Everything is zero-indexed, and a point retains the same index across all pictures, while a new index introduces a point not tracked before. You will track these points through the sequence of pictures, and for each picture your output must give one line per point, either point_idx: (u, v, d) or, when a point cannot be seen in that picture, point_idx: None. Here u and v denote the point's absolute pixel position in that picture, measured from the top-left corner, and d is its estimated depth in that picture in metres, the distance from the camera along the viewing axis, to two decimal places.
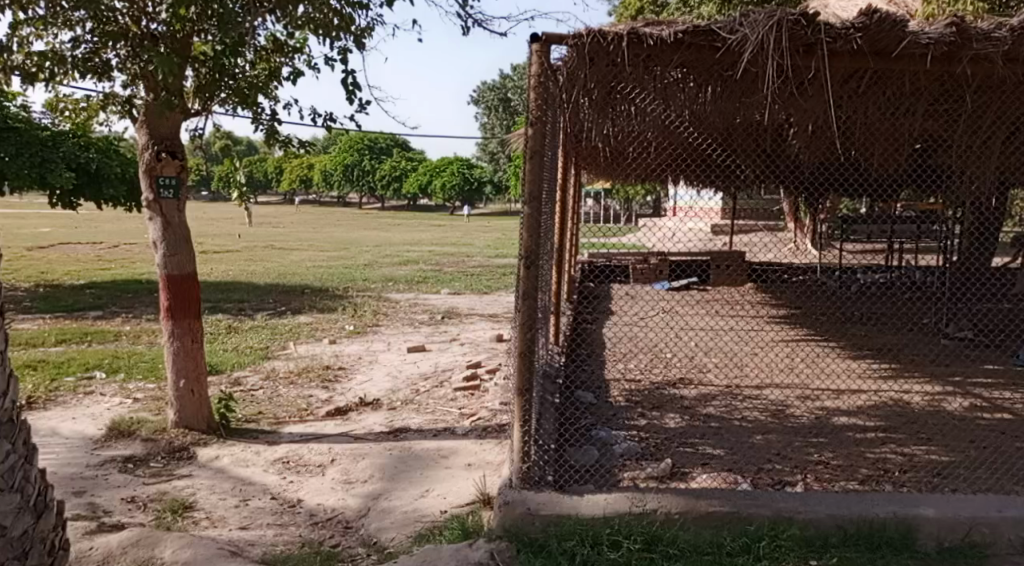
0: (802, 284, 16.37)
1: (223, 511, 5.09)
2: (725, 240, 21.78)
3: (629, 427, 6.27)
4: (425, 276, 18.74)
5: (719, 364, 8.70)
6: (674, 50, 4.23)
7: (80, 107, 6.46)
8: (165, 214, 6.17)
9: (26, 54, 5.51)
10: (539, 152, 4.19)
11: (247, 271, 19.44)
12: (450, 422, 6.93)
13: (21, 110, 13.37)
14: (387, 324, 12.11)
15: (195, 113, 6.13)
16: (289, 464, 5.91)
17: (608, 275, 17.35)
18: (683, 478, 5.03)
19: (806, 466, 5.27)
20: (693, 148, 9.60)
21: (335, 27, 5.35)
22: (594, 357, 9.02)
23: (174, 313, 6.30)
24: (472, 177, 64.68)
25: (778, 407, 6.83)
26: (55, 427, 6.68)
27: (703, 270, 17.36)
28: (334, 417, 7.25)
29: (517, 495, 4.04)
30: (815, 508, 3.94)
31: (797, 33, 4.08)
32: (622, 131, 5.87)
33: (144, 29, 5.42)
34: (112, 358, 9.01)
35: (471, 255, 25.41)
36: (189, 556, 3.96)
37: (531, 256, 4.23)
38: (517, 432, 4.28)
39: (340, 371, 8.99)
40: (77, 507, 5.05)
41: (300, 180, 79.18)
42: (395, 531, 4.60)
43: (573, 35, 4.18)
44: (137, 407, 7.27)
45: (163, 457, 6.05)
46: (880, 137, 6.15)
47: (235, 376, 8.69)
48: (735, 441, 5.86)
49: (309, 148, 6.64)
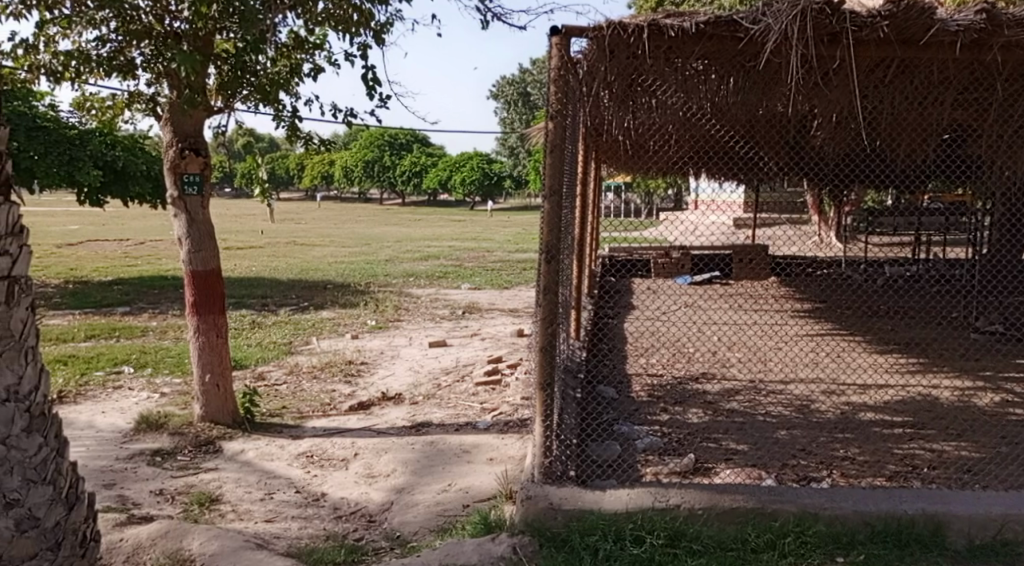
0: (826, 277, 16.24)
1: (250, 504, 5.15)
2: (747, 232, 21.67)
3: (651, 422, 6.27)
4: (445, 272, 18.80)
5: (742, 359, 8.65)
6: (695, 41, 4.22)
7: (106, 105, 6.53)
8: (189, 210, 6.24)
9: (52, 53, 5.61)
10: (560, 146, 4.22)
11: (271, 267, 19.66)
12: (471, 417, 6.98)
13: (49, 110, 13.58)
14: (409, 319, 12.19)
15: (218, 110, 6.21)
16: (313, 458, 5.97)
17: (628, 270, 17.21)
18: (706, 473, 5.03)
19: (832, 462, 5.23)
20: (715, 142, 9.53)
21: (354, 23, 5.36)
22: (616, 352, 9.01)
23: (198, 308, 6.38)
24: (491, 172, 64.54)
25: (804, 402, 6.78)
26: (88, 421, 6.79)
27: (725, 264, 17.24)
28: (356, 412, 7.32)
29: (539, 490, 4.06)
30: (841, 505, 3.91)
31: (822, 22, 4.03)
32: (643, 124, 5.88)
33: (167, 27, 5.48)
34: (139, 353, 9.14)
35: (489, 250, 25.48)
36: (218, 548, 4.00)
37: (551, 250, 4.24)
38: (539, 427, 4.30)
39: (362, 366, 9.06)
40: (107, 499, 5.11)
41: (321, 177, 79.74)
42: (419, 525, 4.64)
43: (592, 27, 4.18)
44: (165, 402, 7.36)
45: (190, 450, 6.13)
46: (909, 128, 6.09)
47: (259, 371, 8.79)
48: (759, 436, 5.83)
49: (330, 146, 6.69)
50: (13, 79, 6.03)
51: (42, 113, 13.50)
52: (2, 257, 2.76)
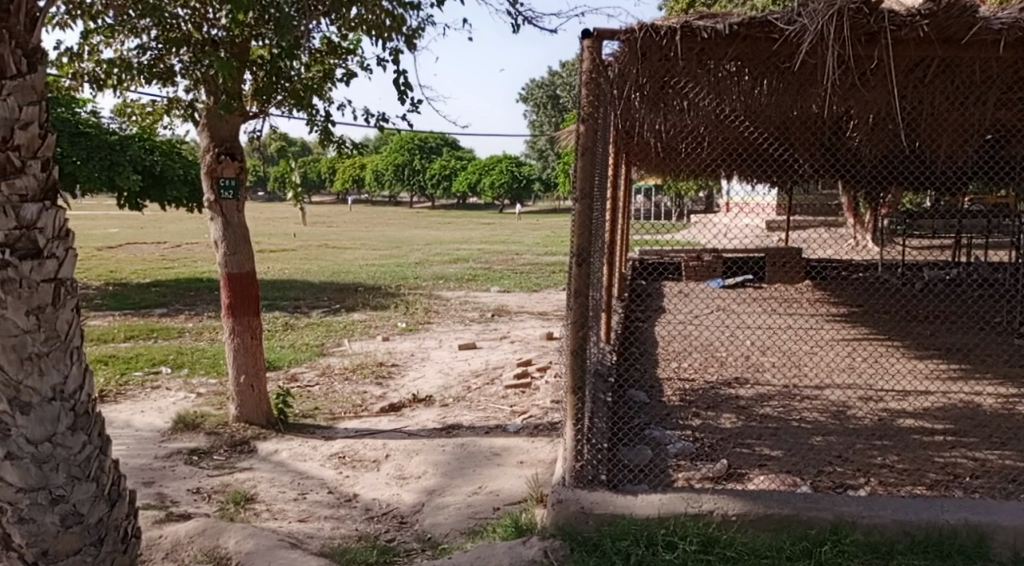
0: (862, 281, 16.02)
1: (283, 503, 5.21)
2: (780, 235, 21.46)
3: (683, 427, 6.23)
4: (474, 275, 18.87)
5: (777, 363, 8.56)
6: (729, 43, 4.20)
7: (146, 112, 6.66)
8: (225, 214, 6.34)
9: (96, 61, 5.74)
10: (591, 149, 4.23)
11: (304, 269, 19.91)
12: (501, 419, 7.00)
13: (91, 116, 13.90)
14: (439, 321, 12.26)
15: (254, 115, 6.31)
16: (345, 459, 6.03)
17: (659, 272, 17.15)
18: (739, 479, 5.00)
19: (870, 470, 5.16)
20: (748, 143, 9.45)
21: (386, 28, 5.39)
22: (647, 356, 8.97)
23: (233, 310, 6.47)
24: (521, 175, 64.66)
25: (839, 408, 6.70)
26: (127, 420, 6.92)
27: (758, 267, 17.10)
28: (387, 414, 7.38)
29: (570, 494, 4.06)
30: (880, 514, 3.86)
31: (860, 22, 3.98)
32: (675, 126, 5.86)
33: (205, 34, 5.57)
34: (176, 354, 9.31)
35: (519, 253, 25.54)
36: (253, 546, 4.06)
37: (583, 254, 4.24)
38: (569, 430, 4.32)
39: (393, 368, 9.13)
40: (146, 497, 5.21)
41: (352, 180, 80.45)
42: (450, 527, 4.66)
43: (624, 30, 4.17)
44: (201, 402, 7.49)
45: (225, 450, 6.23)
46: (947, 128, 5.99)
47: (292, 372, 8.90)
48: (794, 442, 5.77)
49: (363, 149, 6.76)
50: (58, 86, 6.19)
51: (84, 119, 13.82)
52: (49, 260, 2.84)
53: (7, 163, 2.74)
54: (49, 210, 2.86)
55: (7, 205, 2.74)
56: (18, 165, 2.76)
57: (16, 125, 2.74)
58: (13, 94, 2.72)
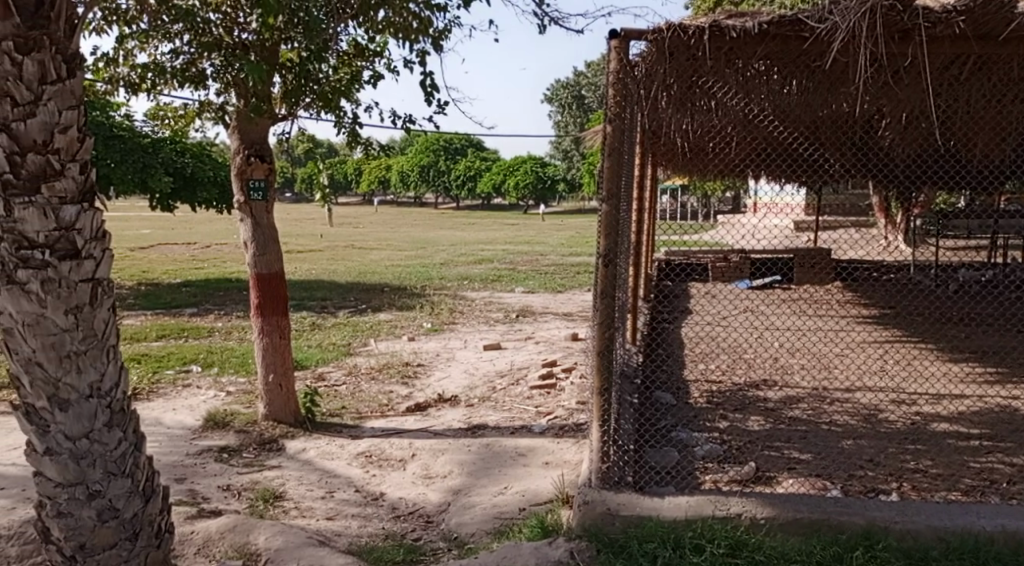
0: (893, 282, 15.80)
1: (312, 501, 5.26)
2: (809, 235, 21.25)
3: (710, 429, 6.20)
4: (500, 275, 18.90)
5: (806, 366, 8.48)
6: (758, 41, 4.17)
7: (178, 115, 6.75)
8: (255, 215, 6.41)
9: (130, 66, 5.84)
10: (618, 150, 4.22)
11: (331, 270, 20.06)
12: (527, 420, 7.00)
13: (124, 119, 14.13)
14: (464, 322, 12.29)
15: (282, 118, 6.37)
16: (371, 458, 6.07)
17: (685, 273, 17.05)
18: (768, 482, 4.96)
19: (903, 474, 5.09)
20: (778, 143, 9.37)
21: (414, 30, 5.43)
22: (674, 357, 8.93)
23: (262, 310, 6.54)
24: (546, 176, 64.61)
25: (871, 411, 6.62)
26: (158, 418, 7.02)
27: (786, 268, 16.94)
28: (413, 413, 7.41)
29: (596, 495, 4.06)
30: (914, 519, 3.81)
31: (893, 19, 3.94)
32: (702, 126, 5.83)
33: (235, 38, 5.66)
34: (207, 353, 9.42)
35: (544, 254, 25.52)
36: (282, 543, 4.10)
37: (610, 254, 4.22)
38: (596, 431, 4.33)
39: (419, 368, 9.17)
40: (179, 493, 5.29)
41: (378, 182, 80.93)
42: (476, 527, 4.68)
43: (651, 30, 4.16)
44: (231, 400, 7.58)
45: (255, 448, 6.30)
46: (981, 127, 5.89)
47: (320, 371, 8.97)
48: (823, 446, 5.72)
49: (389, 151, 6.81)
50: (93, 90, 6.30)
51: (118, 122, 14.05)
52: (87, 260, 2.90)
53: (47, 166, 2.80)
54: (87, 211, 2.92)
55: (47, 208, 2.80)
56: (57, 168, 2.82)
57: (56, 129, 2.80)
58: (52, 98, 2.78)
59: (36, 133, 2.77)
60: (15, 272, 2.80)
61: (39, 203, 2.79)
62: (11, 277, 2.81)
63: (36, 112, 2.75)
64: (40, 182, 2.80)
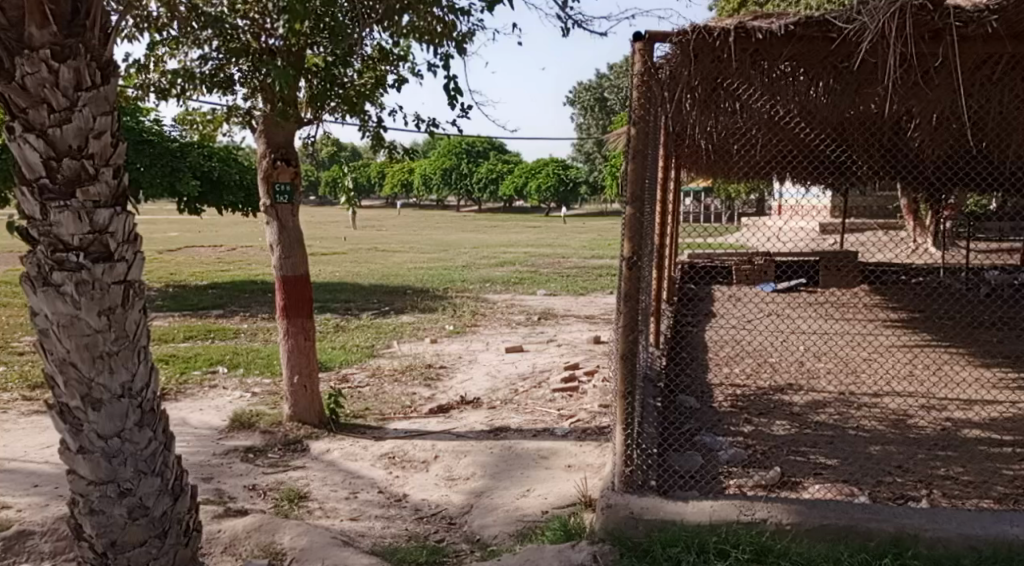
0: (921, 286, 15.59)
1: (336, 502, 5.29)
2: (835, 238, 21.03)
3: (735, 433, 6.16)
4: (522, 278, 18.89)
5: (832, 370, 8.39)
6: (785, 43, 4.16)
7: (206, 119, 6.83)
8: (281, 218, 6.46)
9: (160, 72, 5.92)
10: (643, 152, 4.21)
11: (354, 272, 20.18)
12: (549, 423, 7.00)
13: (153, 124, 14.33)
14: (486, 324, 12.30)
15: (308, 122, 6.43)
16: (394, 459, 6.10)
17: (709, 276, 16.95)
18: (794, 487, 4.92)
19: (932, 481, 5.02)
20: (804, 145, 9.30)
21: (438, 34, 5.46)
22: (698, 361, 8.88)
23: (288, 312, 6.60)
24: (567, 178, 64.50)
25: (899, 417, 6.54)
26: (185, 418, 7.11)
27: (812, 271, 16.78)
28: (436, 415, 7.44)
29: (620, 499, 4.06)
30: (944, 527, 3.75)
31: (923, 19, 3.91)
32: (726, 129, 5.80)
33: (263, 44, 5.74)
34: (233, 354, 9.52)
35: (566, 256, 25.49)
36: (307, 543, 4.13)
37: (635, 256, 4.22)
38: (619, 435, 4.27)
39: (442, 370, 9.19)
40: (206, 492, 5.35)
41: (401, 185, 81.30)
42: (499, 529, 4.68)
43: (676, 32, 4.15)
44: (256, 401, 7.65)
45: (280, 448, 6.35)
46: (1012, 129, 5.81)
47: (343, 373, 9.02)
48: (850, 451, 5.66)
49: (413, 155, 6.84)
50: (124, 96, 6.39)
51: (147, 127, 14.24)
52: (119, 263, 2.95)
53: (81, 171, 2.84)
54: (120, 215, 2.97)
55: (82, 211, 2.85)
56: (92, 173, 2.86)
57: (90, 135, 2.85)
58: (87, 105, 2.83)
59: (71, 139, 2.82)
60: (50, 274, 2.85)
61: (74, 206, 2.84)
62: (47, 279, 2.86)
63: (71, 118, 2.80)
64: (75, 186, 2.84)
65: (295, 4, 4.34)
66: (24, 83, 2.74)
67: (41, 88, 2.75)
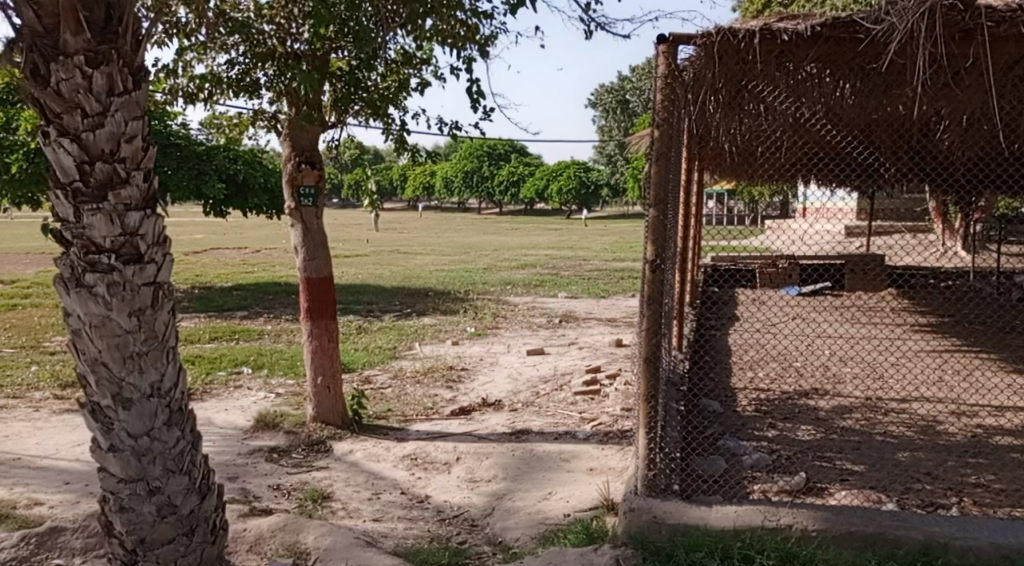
0: (950, 290, 15.37)
1: (358, 503, 5.31)
2: (861, 241, 20.80)
3: (759, 438, 6.11)
4: (543, 280, 18.87)
5: (858, 375, 8.29)
6: (811, 44, 4.13)
7: (233, 123, 6.90)
8: (305, 221, 6.50)
9: (188, 77, 5.99)
10: (666, 155, 4.19)
11: (376, 274, 20.27)
12: (571, 426, 6.98)
13: (181, 128, 14.52)
14: (508, 327, 12.30)
15: (332, 125, 6.46)
16: (417, 461, 6.11)
17: (732, 280, 16.79)
18: (819, 494, 4.87)
19: (963, 489, 4.95)
20: (830, 147, 9.21)
21: (461, 38, 5.47)
22: (721, 364, 8.82)
23: (312, 314, 6.64)
24: (589, 181, 64.31)
25: (928, 423, 6.44)
26: (210, 418, 7.18)
27: (837, 274, 16.62)
28: (457, 417, 7.45)
29: (643, 503, 4.04)
30: (975, 535, 3.69)
31: (954, 19, 3.86)
32: (750, 132, 5.75)
33: (288, 48, 5.77)
34: (257, 355, 9.60)
35: (587, 258, 25.43)
36: (330, 543, 4.15)
37: (658, 260, 4.20)
38: (643, 438, 4.26)
39: (463, 372, 9.20)
40: (231, 491, 5.40)
41: (422, 187, 81.56)
42: (520, 532, 4.68)
43: (701, 34, 4.14)
44: (280, 401, 7.71)
45: (303, 449, 6.39)
46: None
47: (366, 374, 9.06)
48: (877, 457, 5.59)
49: (435, 158, 6.86)
50: (153, 100, 6.47)
51: (174, 131, 14.42)
52: (149, 264, 2.99)
53: (113, 174, 2.88)
54: (150, 217, 3.01)
55: (113, 214, 2.89)
56: (123, 176, 2.90)
57: (122, 139, 2.89)
58: (119, 110, 2.87)
59: (103, 143, 2.86)
60: (83, 276, 2.89)
61: (106, 209, 2.88)
62: (79, 280, 2.90)
63: (103, 122, 2.84)
64: (107, 189, 2.88)
65: (320, 9, 4.36)
66: (58, 89, 2.79)
67: (75, 93, 2.79)
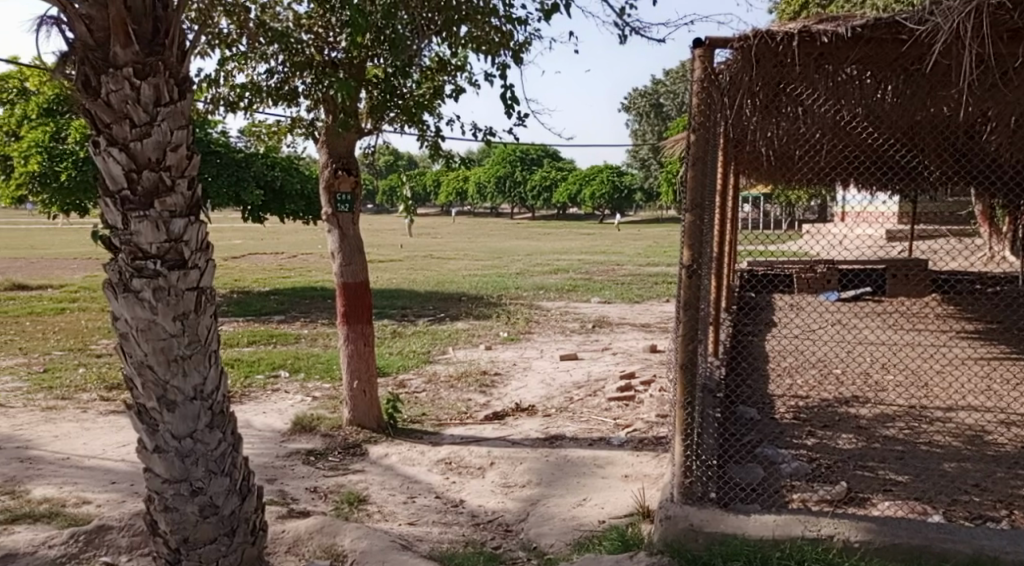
0: (994, 296, 15.01)
1: (394, 506, 5.34)
2: (902, 246, 20.40)
3: (797, 446, 6.02)
4: (575, 286, 18.81)
5: (899, 382, 8.14)
6: (851, 46, 4.10)
7: (271, 131, 7.00)
8: (342, 227, 6.56)
9: (229, 86, 6.09)
10: (703, 159, 4.15)
11: (410, 279, 20.38)
12: (606, 432, 6.94)
13: (221, 135, 14.79)
14: (541, 332, 12.28)
15: (368, 132, 6.52)
16: (451, 465, 6.12)
17: (768, 284, 16.35)
18: (861, 504, 4.78)
19: (1011, 501, 4.82)
20: (870, 150, 9.07)
21: (496, 44, 5.49)
22: (758, 371, 8.70)
23: (348, 318, 6.70)
24: (621, 185, 63.98)
25: (974, 432, 6.29)
26: (249, 420, 7.27)
27: (877, 279, 16.33)
28: (491, 422, 7.45)
29: (679, 511, 4.02)
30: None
31: (1001, 18, 3.80)
32: (788, 136, 5.70)
33: (326, 57, 5.85)
34: (294, 359, 9.70)
35: (620, 263, 25.30)
36: (366, 546, 4.16)
37: (695, 265, 4.16)
38: (679, 445, 4.22)
39: (497, 377, 9.20)
40: (269, 493, 5.46)
41: (455, 192, 81.91)
42: (555, 538, 4.66)
43: (739, 37, 4.13)
44: (316, 405, 7.78)
45: (339, 452, 6.44)
46: None
47: (400, 378, 9.11)
48: (922, 468, 5.47)
49: (470, 163, 6.88)
50: (194, 109, 6.59)
51: (214, 138, 14.68)
52: (193, 270, 3.03)
53: (159, 182, 2.93)
54: (194, 224, 3.05)
55: (159, 221, 2.94)
56: (169, 184, 2.95)
57: (168, 148, 2.95)
58: (165, 119, 2.93)
59: (150, 152, 2.91)
60: (130, 281, 2.95)
61: (152, 216, 2.93)
62: (127, 285, 2.96)
63: (151, 132, 2.90)
64: (153, 197, 2.93)
65: (358, 17, 4.41)
66: (108, 100, 2.85)
67: (125, 104, 2.85)
